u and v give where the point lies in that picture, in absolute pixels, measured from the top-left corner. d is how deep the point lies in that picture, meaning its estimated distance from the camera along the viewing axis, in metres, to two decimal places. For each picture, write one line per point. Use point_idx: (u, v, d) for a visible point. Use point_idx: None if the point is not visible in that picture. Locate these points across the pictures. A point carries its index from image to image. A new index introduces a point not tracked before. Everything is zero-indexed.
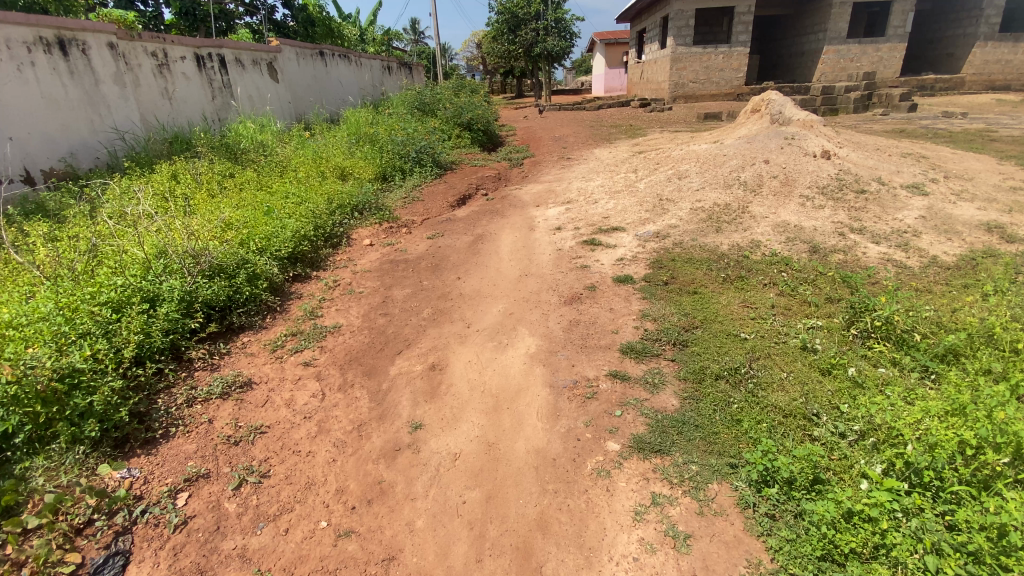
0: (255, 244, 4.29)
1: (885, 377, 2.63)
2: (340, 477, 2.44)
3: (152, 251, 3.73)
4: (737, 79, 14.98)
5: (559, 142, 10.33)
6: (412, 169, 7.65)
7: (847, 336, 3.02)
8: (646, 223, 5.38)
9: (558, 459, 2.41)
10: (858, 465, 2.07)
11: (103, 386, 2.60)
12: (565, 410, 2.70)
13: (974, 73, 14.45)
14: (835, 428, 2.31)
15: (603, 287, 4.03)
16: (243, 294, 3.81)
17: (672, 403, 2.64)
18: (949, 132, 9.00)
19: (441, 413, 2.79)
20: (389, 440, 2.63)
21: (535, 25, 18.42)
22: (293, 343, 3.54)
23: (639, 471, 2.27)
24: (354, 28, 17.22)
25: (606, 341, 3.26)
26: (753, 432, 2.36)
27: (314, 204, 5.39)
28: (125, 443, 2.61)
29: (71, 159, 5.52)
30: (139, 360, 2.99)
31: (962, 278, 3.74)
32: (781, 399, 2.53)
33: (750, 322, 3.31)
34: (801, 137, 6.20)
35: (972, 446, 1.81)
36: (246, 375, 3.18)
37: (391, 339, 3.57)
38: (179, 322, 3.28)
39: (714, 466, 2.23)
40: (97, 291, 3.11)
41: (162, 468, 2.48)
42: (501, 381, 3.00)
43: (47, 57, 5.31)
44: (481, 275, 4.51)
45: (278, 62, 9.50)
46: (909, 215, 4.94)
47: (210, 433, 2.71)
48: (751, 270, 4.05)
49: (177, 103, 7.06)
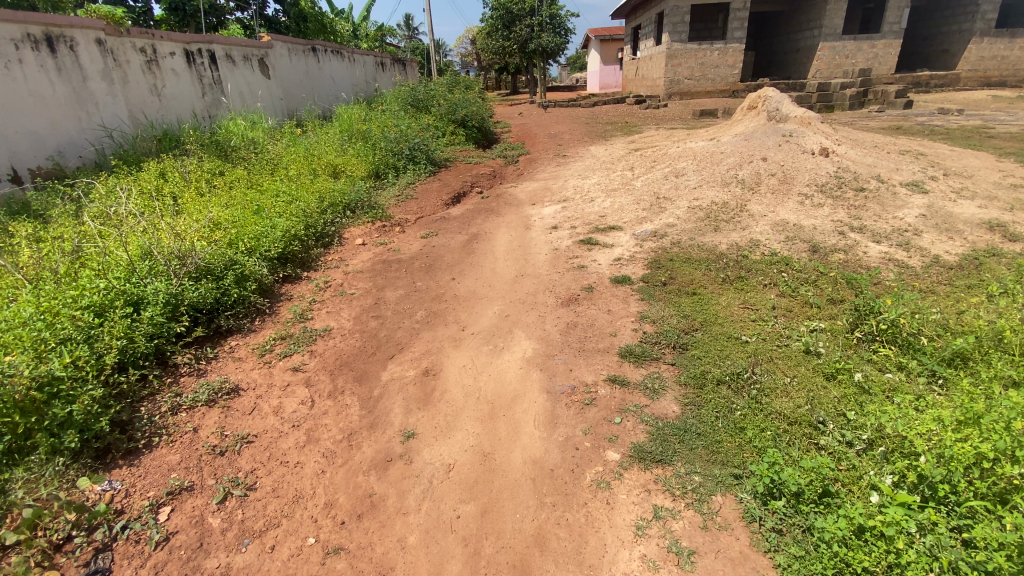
0: (243, 244, 4.17)
1: (892, 383, 2.56)
2: (329, 489, 2.35)
3: (137, 253, 3.61)
4: (733, 75, 14.91)
5: (555, 139, 10.25)
6: (405, 167, 7.55)
7: (851, 340, 2.95)
8: (643, 222, 5.30)
9: (556, 469, 2.32)
10: (867, 476, 2.01)
11: (83, 394, 2.48)
12: (563, 417, 2.61)
13: (970, 69, 14.47)
14: (842, 437, 2.24)
15: (601, 288, 3.95)
16: (231, 296, 3.70)
17: (673, 409, 2.56)
18: (946, 128, 8.96)
19: (434, 421, 2.70)
20: (380, 450, 2.54)
21: (529, 21, 18.32)
22: (282, 347, 3.45)
23: (641, 482, 2.18)
24: (347, 24, 17.09)
25: (604, 345, 3.17)
26: (758, 440, 2.28)
27: (305, 203, 5.28)
28: (107, 453, 2.50)
29: (59, 157, 5.38)
30: (122, 366, 2.88)
31: (966, 279, 3.67)
32: (786, 405, 2.46)
33: (750, 324, 3.24)
34: (799, 134, 6.13)
35: (989, 458, 1.73)
36: (233, 381, 3.07)
37: (383, 342, 3.48)
38: (164, 326, 3.18)
39: (718, 477, 2.15)
40: (79, 294, 2.99)
41: (144, 480, 2.37)
42: (497, 386, 2.91)
43: (35, 54, 5.17)
44: (476, 276, 4.41)
45: (269, 58, 9.36)
46: (909, 214, 4.88)
47: (195, 442, 2.61)
48: (751, 270, 3.98)
49: (165, 100, 6.92)
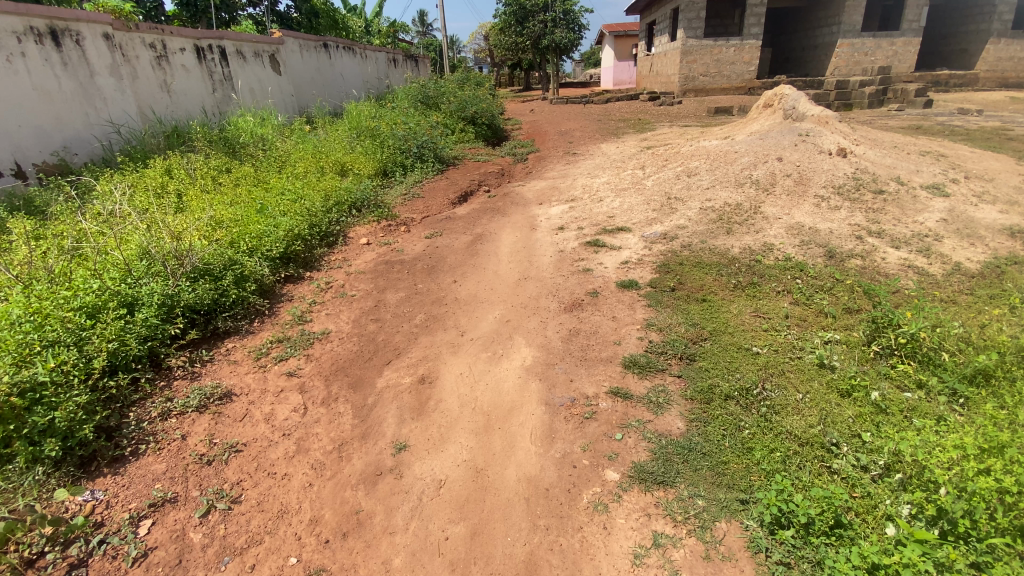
0: (245, 244, 4.10)
1: (911, 402, 2.41)
2: (316, 505, 2.27)
3: (134, 253, 3.55)
4: (749, 73, 14.65)
5: (566, 136, 10.10)
6: (413, 164, 7.46)
7: (867, 354, 2.80)
8: (653, 223, 5.16)
9: (551, 489, 2.21)
10: (884, 505, 1.88)
11: (67, 401, 2.41)
12: (561, 432, 2.50)
13: (989, 69, 14.09)
14: (857, 461, 2.10)
15: (606, 293, 3.82)
16: (229, 297, 3.63)
17: (677, 426, 2.44)
18: (967, 129, 8.70)
19: (428, 432, 2.60)
20: (371, 463, 2.45)
21: (542, 18, 18.15)
22: (278, 351, 3.36)
23: (641, 506, 2.07)
24: (359, 19, 17.10)
25: (607, 354, 3.05)
26: (766, 462, 2.16)
27: (311, 201, 5.20)
28: (92, 461, 2.43)
29: (65, 153, 5.36)
30: (113, 369, 2.81)
31: (988, 288, 3.50)
32: (797, 424, 2.32)
33: (762, 334, 3.10)
34: (815, 134, 5.95)
35: (1013, 493, 1.57)
36: (227, 386, 3.00)
37: (381, 347, 3.39)
38: (158, 328, 3.10)
39: (723, 501, 2.03)
40: (72, 295, 2.92)
41: (128, 490, 2.30)
42: (495, 397, 2.80)
43: (38, 48, 5.12)
44: (479, 279, 4.31)
45: (280, 54, 9.31)
46: (930, 218, 4.69)
47: (182, 451, 2.53)
48: (763, 276, 3.83)
49: (175, 96, 6.89)
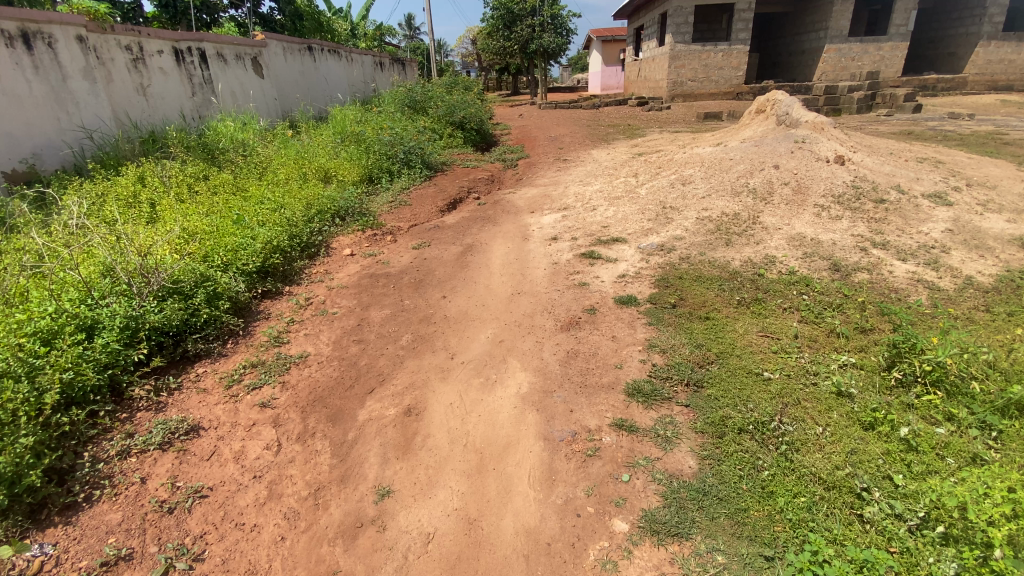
0: (219, 258, 3.82)
1: (943, 438, 2.21)
2: (288, 563, 2.03)
3: (96, 270, 3.27)
4: (737, 78, 14.61)
5: (555, 142, 9.89)
6: (399, 171, 7.22)
7: (889, 381, 2.60)
8: (648, 234, 4.96)
9: (553, 544, 1.99)
10: (927, 564, 1.68)
11: (14, 442, 2.11)
12: (562, 473, 2.28)
13: (977, 73, 14.14)
14: (891, 508, 1.90)
15: (604, 310, 3.60)
16: (200, 317, 3.34)
17: (689, 465, 2.22)
18: (961, 134, 8.62)
19: (414, 474, 2.37)
20: (350, 513, 2.21)
21: (530, 21, 17.95)
22: (252, 377, 3.09)
23: (654, 564, 1.85)
24: (343, 23, 16.84)
25: (608, 380, 2.83)
26: (790, 511, 1.95)
27: (291, 210, 4.94)
28: (41, 509, 2.16)
29: (35, 160, 5.06)
30: (68, 403, 2.53)
31: (1004, 305, 3.33)
32: (822, 465, 2.13)
33: (772, 356, 2.90)
34: (813, 141, 5.77)
35: None
36: (194, 420, 2.73)
37: (363, 372, 3.14)
38: (120, 354, 2.82)
39: (745, 557, 1.82)
40: (25, 319, 2.68)
41: (80, 545, 2.05)
42: (488, 432, 2.57)
43: (9, 51, 4.83)
44: (469, 294, 4.08)
45: (263, 57, 9.01)
46: (935, 228, 4.55)
47: (141, 496, 2.26)
48: (768, 292, 3.64)
49: (152, 99, 6.59)
